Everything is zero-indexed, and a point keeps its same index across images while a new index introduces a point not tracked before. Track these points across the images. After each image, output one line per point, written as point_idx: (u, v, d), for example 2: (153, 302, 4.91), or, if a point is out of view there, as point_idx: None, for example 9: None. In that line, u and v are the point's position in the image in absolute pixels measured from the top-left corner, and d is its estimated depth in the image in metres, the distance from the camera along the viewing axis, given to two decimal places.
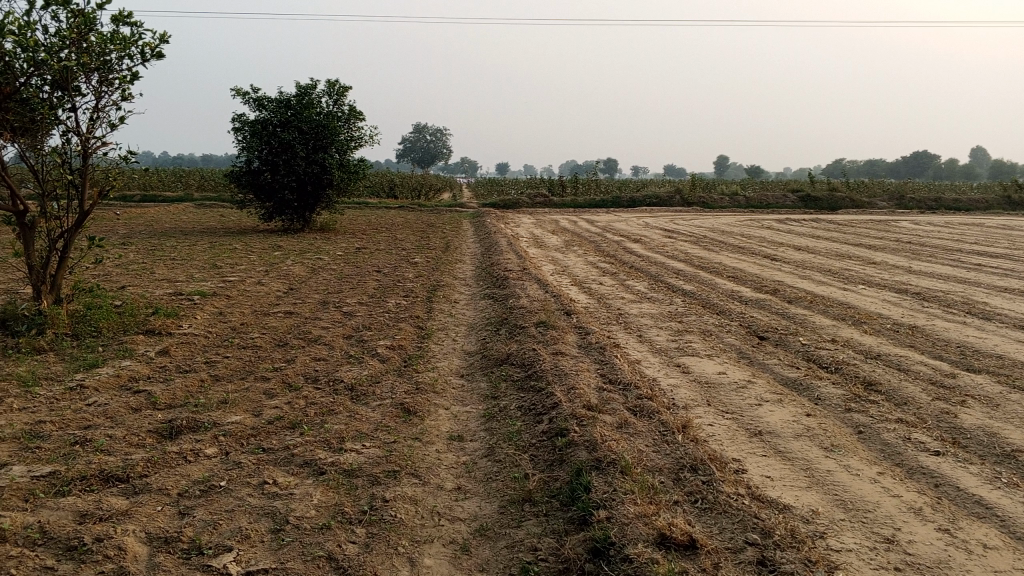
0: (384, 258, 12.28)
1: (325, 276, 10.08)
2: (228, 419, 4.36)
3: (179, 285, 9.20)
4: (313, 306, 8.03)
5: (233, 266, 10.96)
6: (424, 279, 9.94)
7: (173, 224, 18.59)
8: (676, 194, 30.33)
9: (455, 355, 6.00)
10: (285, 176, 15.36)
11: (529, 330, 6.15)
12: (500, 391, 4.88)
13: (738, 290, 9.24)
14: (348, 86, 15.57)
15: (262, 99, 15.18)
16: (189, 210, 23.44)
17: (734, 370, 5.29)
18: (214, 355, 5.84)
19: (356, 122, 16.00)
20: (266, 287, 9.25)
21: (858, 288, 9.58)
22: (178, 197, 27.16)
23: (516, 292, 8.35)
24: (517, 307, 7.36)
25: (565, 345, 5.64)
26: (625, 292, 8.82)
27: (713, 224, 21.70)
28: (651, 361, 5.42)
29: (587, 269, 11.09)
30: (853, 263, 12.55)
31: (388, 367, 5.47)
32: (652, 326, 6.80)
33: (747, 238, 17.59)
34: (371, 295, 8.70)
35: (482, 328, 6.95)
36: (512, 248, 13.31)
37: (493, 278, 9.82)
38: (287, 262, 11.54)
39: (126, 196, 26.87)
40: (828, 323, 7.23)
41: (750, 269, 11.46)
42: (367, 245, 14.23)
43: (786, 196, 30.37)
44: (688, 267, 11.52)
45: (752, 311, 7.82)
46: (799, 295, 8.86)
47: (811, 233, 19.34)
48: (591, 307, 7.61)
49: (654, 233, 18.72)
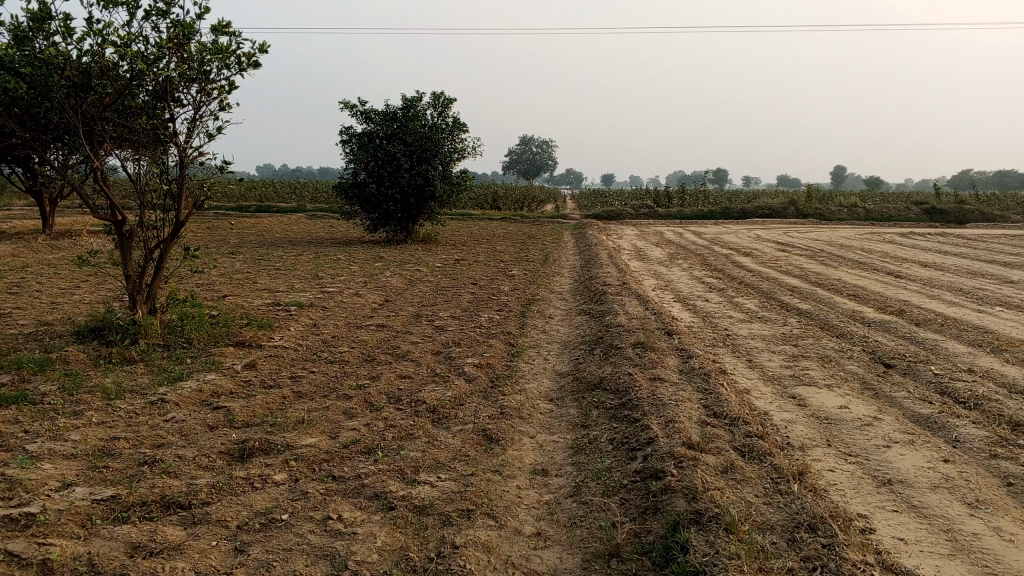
0: (482, 270, 12.09)
1: (421, 289, 9.93)
2: (302, 441, 4.14)
3: (278, 295, 9.23)
4: (405, 319, 7.84)
5: (332, 277, 10.97)
6: (521, 293, 9.65)
7: (282, 234, 19.04)
8: (789, 205, 29.11)
9: (546, 376, 5.64)
10: (389, 188, 15.39)
11: (626, 352, 5.73)
12: (591, 419, 4.48)
13: (858, 310, 8.52)
14: (453, 98, 15.48)
15: (368, 112, 15.30)
16: (299, 220, 24.07)
17: (856, 405, 4.72)
18: (298, 369, 5.69)
19: (460, 133, 15.90)
20: (362, 298, 9.16)
21: (995, 310, 8.68)
22: (291, 207, 27.96)
23: (615, 309, 7.93)
24: (615, 325, 6.94)
25: (665, 370, 5.19)
26: (733, 310, 8.27)
27: (829, 237, 20.62)
28: (761, 392, 4.91)
29: (693, 284, 10.54)
30: (989, 281, 11.50)
31: (474, 388, 5.16)
32: (762, 350, 6.25)
33: (867, 253, 16.53)
34: (465, 309, 8.46)
35: (576, 347, 6.57)
36: (614, 261, 12.88)
37: (592, 292, 9.42)
38: (385, 274, 11.50)
39: (241, 206, 27.90)
40: (964, 349, 6.48)
41: (871, 287, 10.64)
42: (467, 257, 14.09)
43: (909, 209, 28.68)
44: (803, 284, 10.80)
45: (874, 334, 7.14)
46: (928, 316, 8.07)
47: (938, 248, 18.04)
48: (694, 327, 7.11)
49: (765, 246, 17.87)
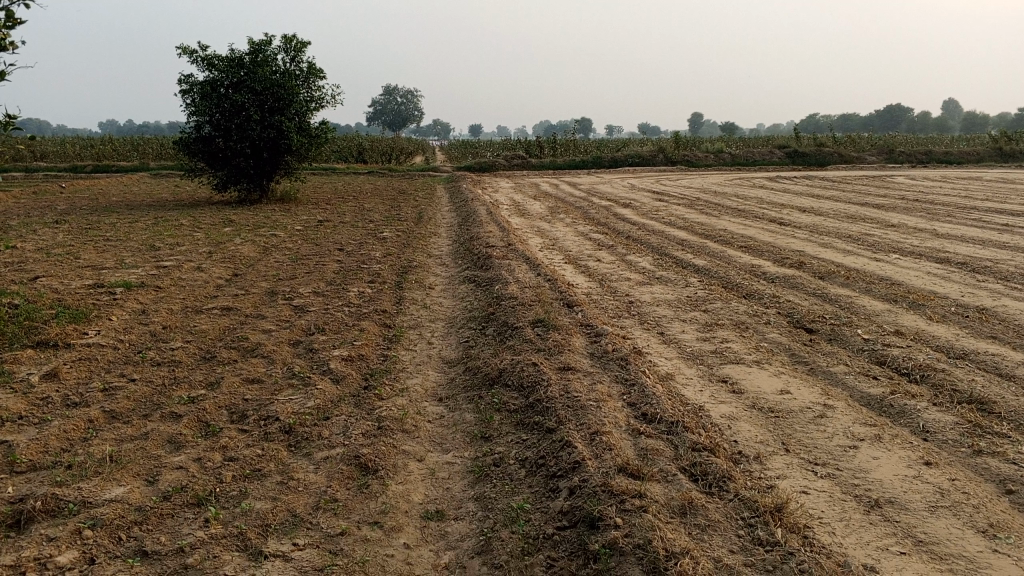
0: (348, 232, 10.91)
1: (278, 258, 8.73)
2: (104, 494, 3.03)
3: (104, 274, 7.80)
4: (257, 299, 6.67)
5: (172, 247, 9.53)
6: (393, 259, 8.61)
7: (120, 198, 17.04)
8: (660, 152, 29.01)
9: (431, 368, 4.69)
10: (239, 142, 13.81)
11: (524, 333, 4.85)
12: (492, 428, 3.58)
13: (757, 264, 7.98)
14: (307, 42, 14.06)
15: (211, 58, 13.62)
16: (142, 181, 21.81)
17: (798, 389, 4.02)
18: (115, 379, 4.49)
19: (316, 80, 14.48)
20: (208, 273, 7.87)
21: (892, 258, 8.33)
22: (133, 166, 25.45)
23: (502, 275, 7.02)
24: (506, 297, 6.05)
25: (575, 356, 4.33)
26: (629, 270, 7.55)
27: (702, 184, 20.46)
28: (688, 375, 4.14)
29: (579, 242, 9.76)
30: (871, 226, 11.32)
31: (343, 392, 4.15)
32: (672, 318, 5.51)
33: (743, 199, 16.30)
34: (330, 282, 7.36)
35: (462, 326, 5.65)
36: (493, 218, 11.98)
37: (474, 255, 8.50)
38: (236, 241, 10.14)
39: (75, 167, 25.13)
40: (882, 307, 5.97)
41: (759, 236, 10.19)
42: (331, 218, 12.81)
43: (773, 152, 29.16)
44: (692, 236, 10.23)
45: (784, 292, 6.54)
46: (830, 269, 7.59)
47: (810, 193, 18.07)
48: (593, 293, 6.31)
49: (643, 195, 17.41)
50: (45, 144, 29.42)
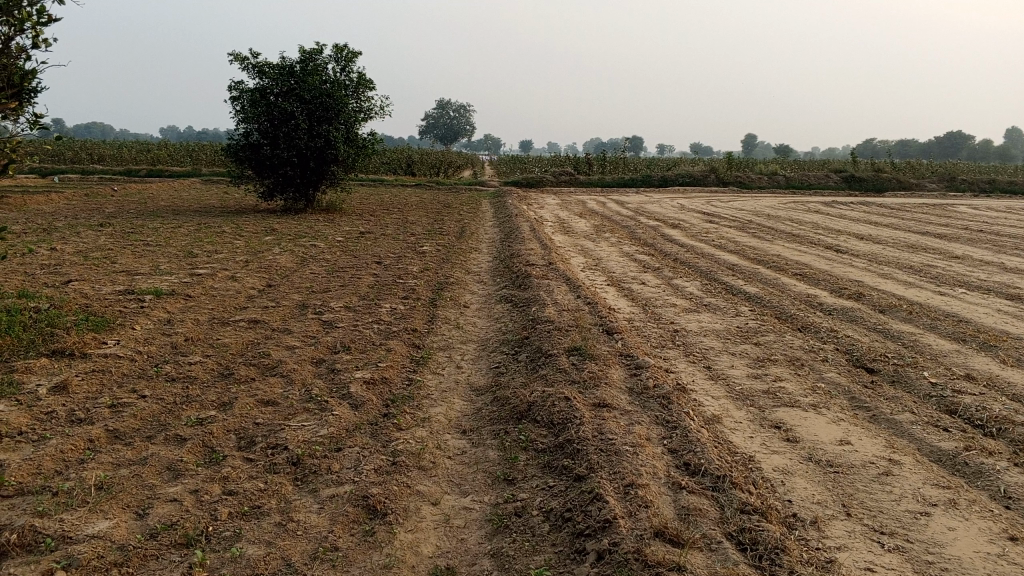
0: (388, 245, 10.70)
1: (314, 270, 8.53)
2: (87, 529, 2.77)
3: (136, 281, 7.67)
4: (286, 312, 6.45)
5: (210, 254, 9.41)
6: (431, 274, 8.35)
7: (168, 203, 17.14)
8: (711, 173, 28.44)
9: (457, 397, 4.37)
10: (285, 150, 13.75)
11: (558, 362, 4.52)
12: (517, 470, 3.26)
13: (812, 293, 7.53)
14: (358, 52, 13.97)
15: (262, 66, 13.61)
16: (193, 186, 22.02)
17: (859, 439, 3.61)
18: (125, 394, 4.27)
19: (366, 91, 14.37)
20: (240, 283, 7.69)
21: (958, 293, 7.81)
22: (185, 172, 25.73)
23: (540, 296, 6.70)
24: (542, 320, 5.72)
25: (611, 390, 3.98)
26: (675, 296, 7.18)
27: (754, 207, 19.92)
28: (735, 419, 3.77)
29: (624, 263, 9.40)
30: (933, 256, 10.76)
31: (360, 420, 3.86)
32: (720, 351, 5.13)
33: (797, 223, 15.76)
34: (363, 296, 7.12)
35: (495, 350, 5.34)
36: (537, 235, 11.68)
37: (514, 274, 8.20)
38: (274, 250, 9.99)
39: (130, 171, 25.52)
40: (949, 347, 5.51)
41: (814, 263, 9.71)
42: (373, 229, 12.63)
43: (829, 176, 28.42)
44: (743, 261, 9.78)
45: (841, 326, 6.10)
46: (892, 302, 7.12)
47: (867, 219, 17.42)
48: (635, 319, 5.95)
49: (692, 217, 16.96)
50: (103, 147, 29.94)
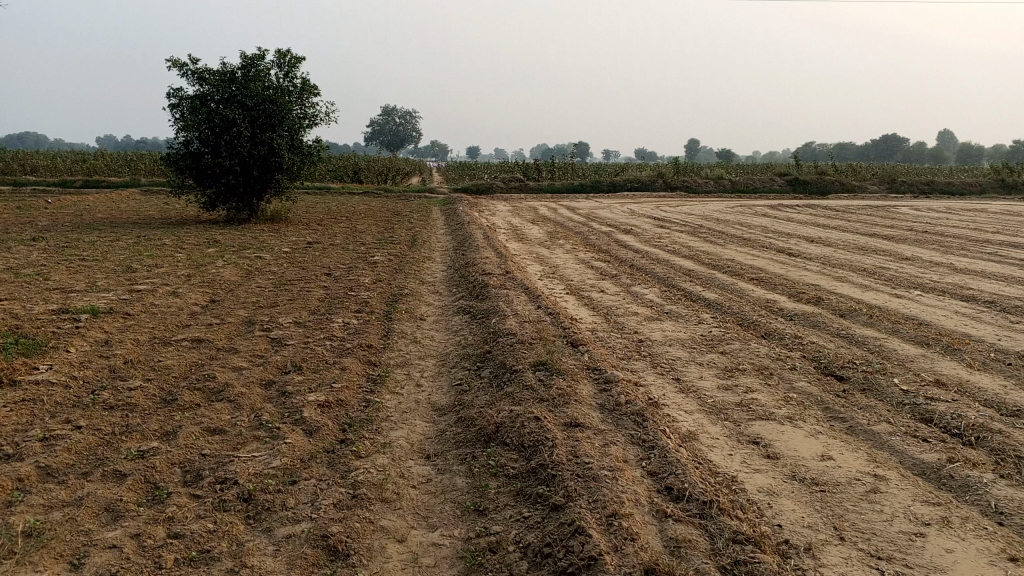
0: (338, 256, 10.40)
1: (261, 283, 8.19)
2: None
3: (71, 299, 7.25)
4: (232, 329, 6.13)
5: (150, 269, 8.99)
6: (384, 285, 8.08)
7: (105, 215, 16.52)
8: (659, 177, 28.59)
9: (418, 418, 4.14)
10: (228, 159, 13.33)
11: (524, 378, 4.32)
12: (488, 499, 3.04)
13: (772, 298, 7.47)
14: (302, 57, 13.61)
15: (202, 72, 13.16)
16: (131, 197, 21.31)
17: (841, 454, 3.49)
18: (57, 426, 3.93)
19: (310, 97, 14.02)
20: (183, 298, 7.33)
21: (913, 295, 7.83)
22: (124, 182, 24.95)
23: (499, 307, 6.49)
24: (503, 333, 5.51)
25: (582, 409, 3.79)
26: (636, 303, 7.04)
27: (704, 211, 20.03)
28: (713, 436, 3.61)
29: (581, 270, 9.26)
30: (884, 258, 10.85)
31: (315, 448, 3.60)
32: (688, 361, 4.99)
33: (748, 227, 15.86)
34: (314, 310, 6.83)
35: (456, 365, 5.12)
36: (490, 243, 11.48)
37: (470, 284, 7.98)
38: (218, 263, 9.61)
39: (65, 182, 24.61)
40: (914, 351, 5.46)
41: (769, 267, 9.69)
42: (321, 239, 12.29)
43: (774, 180, 28.80)
44: (699, 266, 9.72)
45: (806, 332, 6.02)
46: (852, 306, 7.09)
47: (815, 221, 17.62)
48: (599, 330, 5.78)
49: (644, 221, 16.95)
50: (37, 158, 28.89)
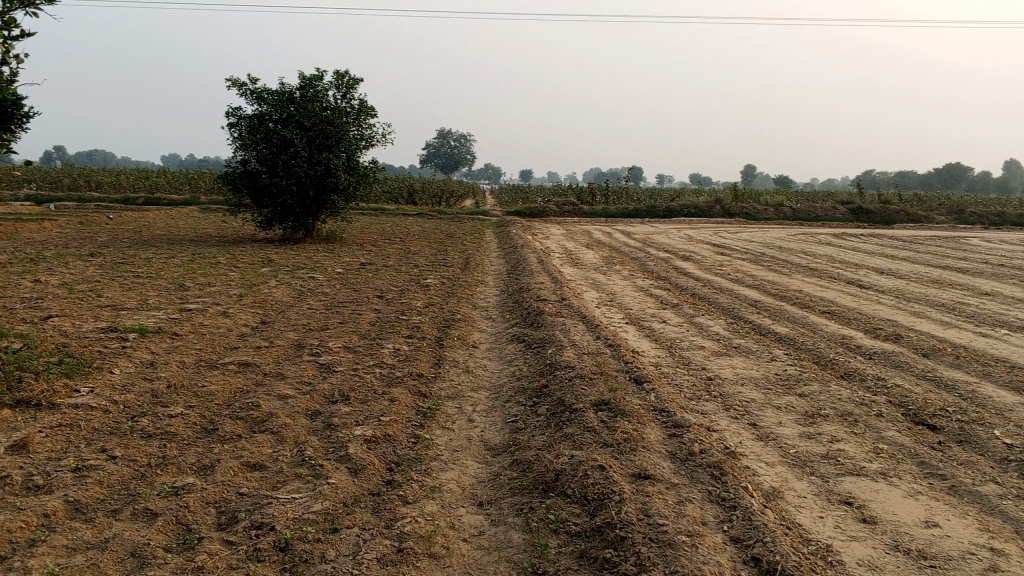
0: (390, 278, 10.22)
1: (311, 305, 8.02)
2: None
3: (121, 316, 7.15)
4: (280, 353, 5.93)
5: (202, 287, 8.90)
6: (436, 310, 7.83)
7: (164, 231, 16.69)
8: (717, 203, 28.02)
9: (470, 459, 3.83)
10: (284, 178, 13.32)
11: (586, 418, 3.99)
12: (547, 560, 2.72)
13: (846, 334, 7.01)
14: (360, 78, 13.57)
15: (261, 92, 13.20)
16: (190, 214, 21.59)
17: (948, 520, 3.08)
18: (91, 455, 3.73)
19: (367, 118, 13.96)
20: (233, 319, 7.18)
21: (999, 334, 7.29)
22: (184, 199, 25.34)
23: (556, 337, 6.16)
24: (560, 366, 5.19)
25: (651, 457, 3.44)
26: (701, 336, 6.66)
27: (764, 238, 19.47)
28: (798, 495, 3.23)
29: (640, 298, 8.90)
30: (961, 293, 10.24)
31: (360, 491, 3.32)
32: (762, 403, 4.60)
33: (811, 256, 15.29)
34: (365, 335, 6.60)
35: (511, 399, 4.82)
36: (545, 267, 11.19)
37: (525, 311, 7.68)
38: (269, 282, 9.49)
39: (128, 199, 25.10)
40: (1012, 398, 4.97)
41: (839, 300, 9.20)
42: (374, 260, 12.14)
43: (836, 208, 27.99)
44: (765, 297, 9.27)
45: (888, 373, 5.57)
46: (935, 345, 6.60)
47: (882, 252, 16.93)
48: (663, 365, 5.42)
49: (702, 248, 16.49)
50: (103, 175, 29.58)
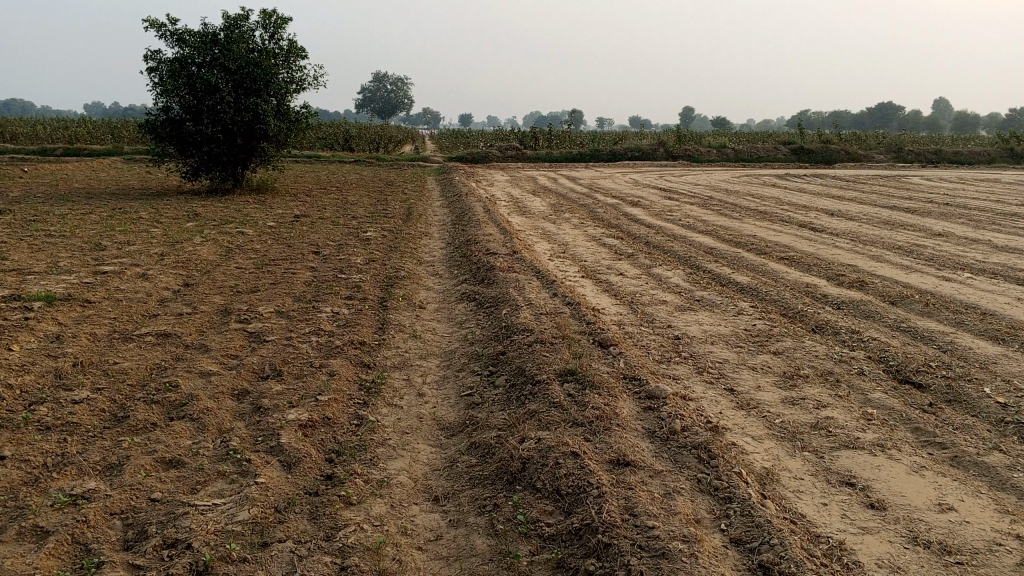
0: (327, 230, 9.62)
1: (241, 263, 7.41)
2: None
3: (26, 282, 6.45)
4: (205, 321, 5.35)
5: (121, 247, 8.19)
6: (378, 266, 7.30)
7: (82, 185, 15.65)
8: (660, 146, 27.70)
9: (422, 442, 3.38)
10: (210, 126, 12.45)
11: (552, 393, 3.56)
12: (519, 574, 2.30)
13: (810, 282, 6.72)
14: (288, 17, 12.67)
15: (181, 33, 12.22)
16: (114, 166, 20.41)
17: (963, 501, 2.75)
18: None
19: (297, 60, 13.10)
20: (154, 282, 6.54)
21: (963, 278, 7.08)
22: (106, 150, 23.96)
23: (510, 295, 5.71)
24: (516, 329, 4.74)
25: (627, 439, 3.04)
26: (661, 289, 6.29)
27: (710, 181, 19.23)
28: (794, 477, 2.87)
29: (592, 247, 8.50)
30: (914, 234, 10.08)
31: (295, 493, 2.85)
32: (738, 365, 4.25)
33: (760, 199, 15.07)
34: (301, 297, 6.06)
35: (464, 367, 4.36)
36: (491, 216, 10.71)
37: (473, 265, 7.21)
38: (195, 239, 8.80)
39: (45, 150, 23.65)
40: (993, 349, 4.71)
41: (796, 244, 8.93)
42: (310, 212, 11.47)
43: (778, 148, 27.94)
44: (720, 244, 8.93)
45: (861, 325, 5.27)
46: (901, 292, 6.34)
47: (828, 192, 16.84)
48: (627, 324, 5.03)
49: (649, 192, 16.15)
50: (18, 125, 27.80)
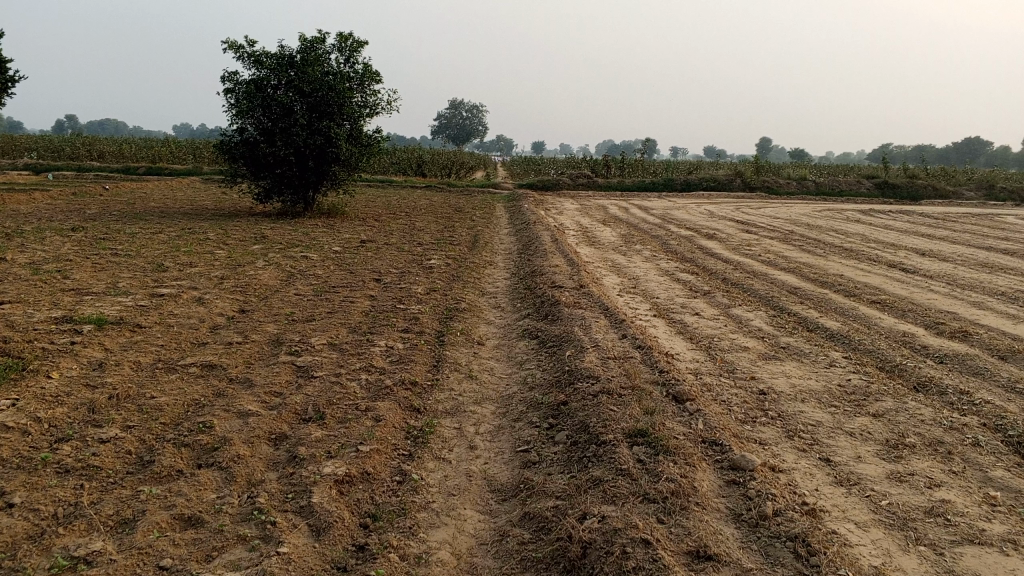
0: (391, 257, 9.37)
1: (299, 290, 7.18)
2: None
3: (82, 303, 6.32)
4: (253, 352, 5.08)
5: (183, 268, 8.07)
6: (439, 297, 6.97)
7: (158, 204, 15.90)
8: (737, 177, 26.94)
9: (471, 508, 2.98)
10: (282, 148, 12.41)
11: (619, 458, 3.13)
12: None
13: (907, 331, 6.11)
14: (364, 40, 12.60)
15: (258, 55, 12.26)
16: (192, 186, 20.79)
17: None
18: None
19: (371, 84, 13.01)
20: (208, 307, 6.34)
21: None
22: (186, 170, 24.52)
23: (575, 334, 5.30)
24: (581, 375, 4.32)
25: (708, 524, 2.59)
26: (741, 332, 5.78)
27: (789, 214, 18.48)
28: None
29: (666, 283, 8.02)
30: (1018, 279, 9.29)
31: (320, 568, 2.48)
32: (832, 428, 3.73)
33: (843, 234, 14.32)
34: (355, 329, 5.76)
35: (522, 417, 3.95)
36: (560, 247, 10.33)
37: (538, 299, 6.81)
38: (258, 262, 8.65)
39: (129, 168, 24.31)
40: None
41: (887, 286, 8.28)
42: (375, 237, 11.29)
43: (861, 182, 26.88)
44: (804, 283, 8.35)
45: (971, 384, 4.67)
46: (1012, 345, 5.69)
47: (917, 230, 15.94)
48: (704, 373, 4.55)
49: (725, 225, 15.54)
50: (105, 143, 28.74)
